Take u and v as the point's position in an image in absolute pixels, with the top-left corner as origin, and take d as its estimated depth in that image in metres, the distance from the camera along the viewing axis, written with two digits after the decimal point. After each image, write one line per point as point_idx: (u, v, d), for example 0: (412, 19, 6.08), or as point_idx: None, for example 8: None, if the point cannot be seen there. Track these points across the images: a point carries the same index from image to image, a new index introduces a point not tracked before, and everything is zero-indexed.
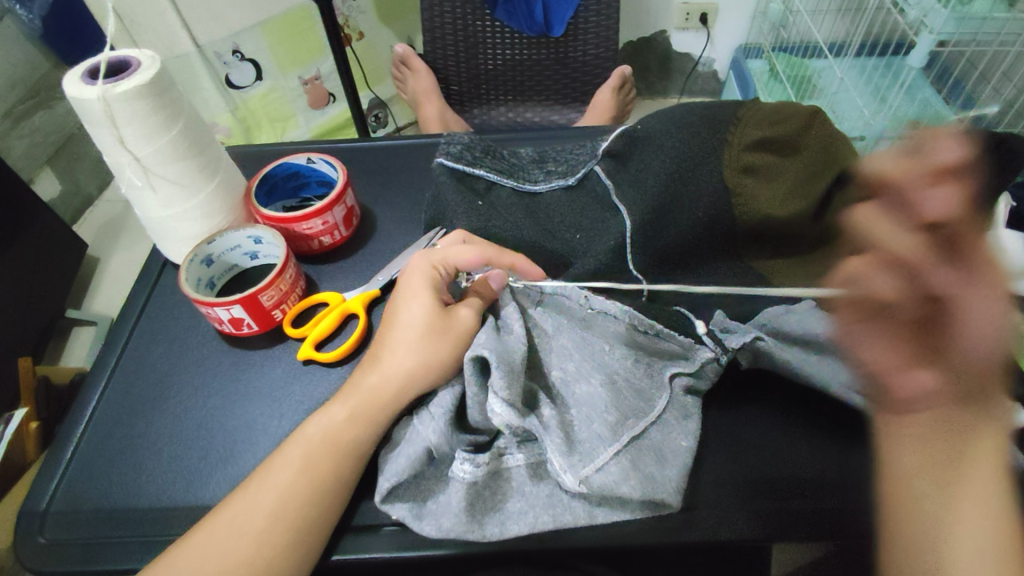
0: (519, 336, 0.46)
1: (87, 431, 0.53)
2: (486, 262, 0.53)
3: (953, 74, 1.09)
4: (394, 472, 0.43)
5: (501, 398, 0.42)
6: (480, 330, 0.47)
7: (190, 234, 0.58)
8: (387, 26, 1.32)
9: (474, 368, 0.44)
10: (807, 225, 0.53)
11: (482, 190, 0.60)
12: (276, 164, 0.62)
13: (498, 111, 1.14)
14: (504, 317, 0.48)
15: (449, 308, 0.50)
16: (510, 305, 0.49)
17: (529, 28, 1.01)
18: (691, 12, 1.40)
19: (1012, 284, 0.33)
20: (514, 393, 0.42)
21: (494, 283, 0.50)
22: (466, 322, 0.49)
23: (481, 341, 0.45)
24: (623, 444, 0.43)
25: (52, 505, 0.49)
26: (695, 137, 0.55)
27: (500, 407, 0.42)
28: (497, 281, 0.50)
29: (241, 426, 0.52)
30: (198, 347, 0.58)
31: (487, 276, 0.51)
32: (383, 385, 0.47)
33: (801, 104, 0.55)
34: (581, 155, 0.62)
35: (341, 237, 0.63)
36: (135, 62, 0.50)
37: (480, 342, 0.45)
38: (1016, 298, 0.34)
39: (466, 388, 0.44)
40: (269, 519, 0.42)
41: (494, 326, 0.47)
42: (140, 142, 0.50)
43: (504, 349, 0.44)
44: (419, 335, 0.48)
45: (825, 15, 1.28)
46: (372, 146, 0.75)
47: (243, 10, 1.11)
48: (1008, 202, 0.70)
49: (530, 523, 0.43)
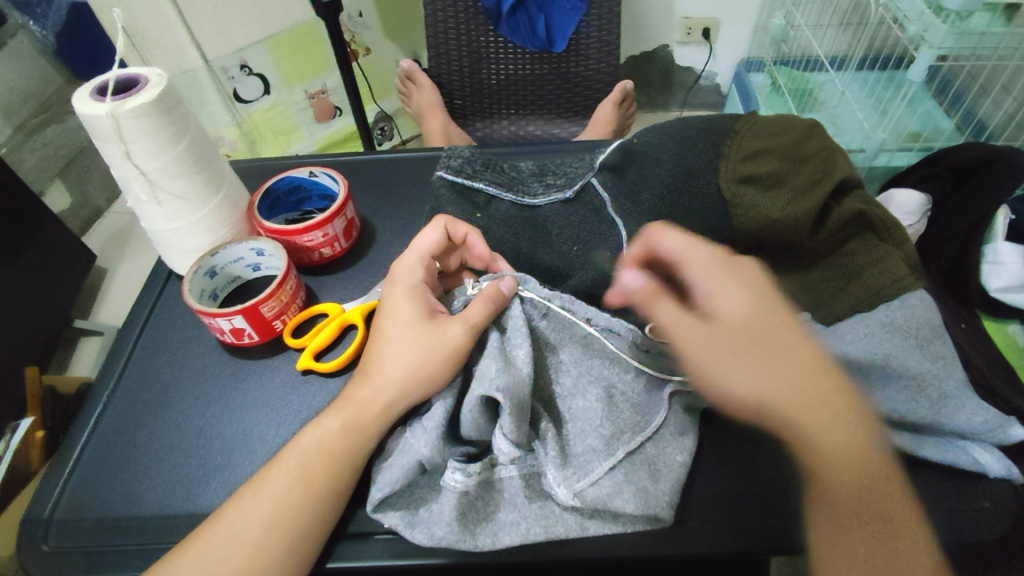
0: (524, 360, 0.45)
1: (90, 439, 0.54)
2: (445, 233, 0.54)
3: (953, 87, 1.10)
4: (387, 482, 0.44)
5: (508, 437, 0.43)
6: (486, 355, 0.45)
7: (195, 247, 0.59)
8: (393, 41, 1.35)
9: (482, 403, 0.43)
10: (804, 234, 0.52)
11: (481, 203, 0.61)
12: (279, 178, 0.64)
13: (500, 124, 1.16)
14: (509, 327, 0.48)
15: (443, 323, 0.48)
16: (515, 307, 0.49)
17: (532, 45, 1.04)
18: (692, 27, 1.42)
19: (795, 366, 0.38)
20: (520, 432, 0.43)
21: (505, 288, 0.49)
22: (459, 334, 0.46)
23: (491, 377, 0.43)
24: (618, 458, 0.44)
25: (56, 513, 0.50)
26: (692, 149, 0.56)
27: (507, 446, 0.43)
28: (508, 285, 0.49)
29: (239, 436, 0.53)
30: (200, 357, 0.58)
31: (496, 281, 0.49)
32: (372, 396, 0.47)
33: (798, 118, 0.56)
34: (578, 167, 0.63)
35: (341, 249, 0.64)
36: (143, 80, 0.51)
37: (490, 378, 0.43)
38: (803, 376, 0.38)
39: (464, 413, 0.44)
40: (266, 527, 0.43)
41: (500, 346, 0.46)
42: (147, 158, 0.51)
43: (513, 380, 0.43)
44: (413, 345, 0.48)
45: (827, 29, 1.29)
46: (375, 159, 0.76)
47: (250, 26, 1.13)
48: (1006, 216, 0.70)
49: (521, 534, 0.43)
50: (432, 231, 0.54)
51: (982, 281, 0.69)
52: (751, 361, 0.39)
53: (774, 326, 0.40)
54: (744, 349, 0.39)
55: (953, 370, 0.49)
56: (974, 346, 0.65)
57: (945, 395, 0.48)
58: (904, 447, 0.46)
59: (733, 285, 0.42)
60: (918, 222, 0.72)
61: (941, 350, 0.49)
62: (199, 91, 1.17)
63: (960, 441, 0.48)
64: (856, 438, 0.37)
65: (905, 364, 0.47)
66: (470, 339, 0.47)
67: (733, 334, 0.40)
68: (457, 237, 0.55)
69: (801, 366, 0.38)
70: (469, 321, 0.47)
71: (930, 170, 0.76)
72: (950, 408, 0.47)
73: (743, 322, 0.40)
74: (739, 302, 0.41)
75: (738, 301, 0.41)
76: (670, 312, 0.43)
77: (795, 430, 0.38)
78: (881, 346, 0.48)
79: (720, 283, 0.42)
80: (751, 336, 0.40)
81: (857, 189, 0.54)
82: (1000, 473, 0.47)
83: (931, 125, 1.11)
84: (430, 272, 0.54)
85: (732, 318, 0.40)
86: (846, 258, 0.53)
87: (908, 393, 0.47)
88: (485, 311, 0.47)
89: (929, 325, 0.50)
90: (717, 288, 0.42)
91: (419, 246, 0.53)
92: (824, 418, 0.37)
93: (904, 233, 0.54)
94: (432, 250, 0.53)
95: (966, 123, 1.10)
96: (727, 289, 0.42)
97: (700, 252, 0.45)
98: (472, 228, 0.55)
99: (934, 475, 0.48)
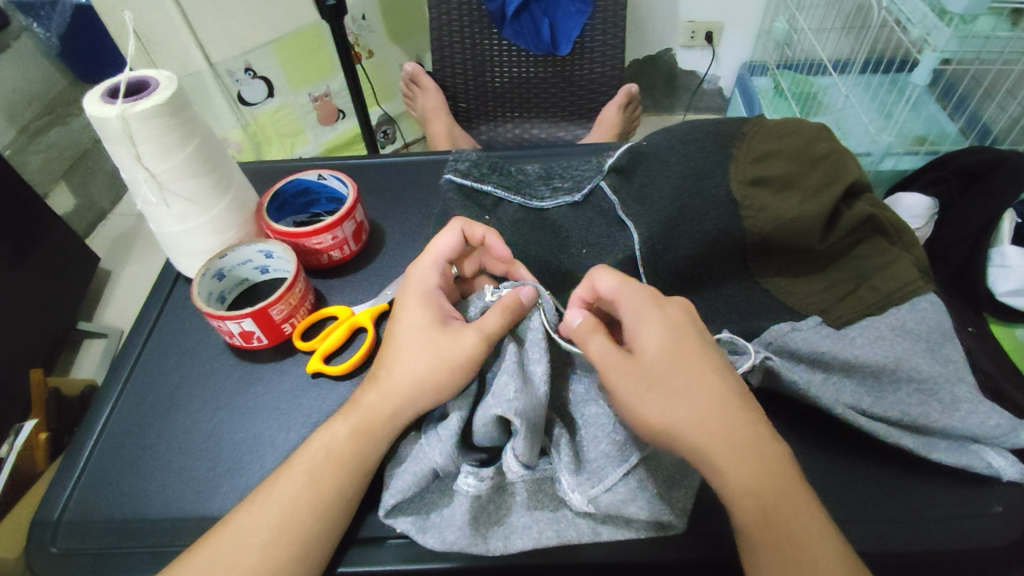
0: (541, 380, 0.45)
1: (99, 442, 0.53)
2: (462, 237, 0.53)
3: (958, 91, 1.10)
4: (399, 488, 0.44)
5: (518, 459, 0.43)
6: (504, 372, 0.44)
7: (203, 249, 0.59)
8: (397, 45, 1.35)
9: (495, 420, 0.43)
10: (815, 237, 0.53)
11: (489, 205, 0.60)
12: (288, 181, 0.64)
13: (505, 128, 1.15)
14: (528, 338, 0.48)
15: (456, 330, 0.47)
16: (534, 319, 0.48)
17: (536, 47, 1.03)
18: (696, 31, 1.43)
19: (714, 394, 0.43)
20: (530, 454, 0.43)
21: (524, 298, 0.48)
22: (471, 344, 0.46)
23: (508, 398, 0.42)
24: (632, 464, 0.43)
25: (64, 516, 0.50)
26: (700, 151, 0.56)
27: (515, 465, 0.44)
28: (529, 295, 0.48)
29: (248, 439, 0.52)
30: (209, 360, 0.58)
31: (517, 289, 0.49)
32: (381, 403, 0.47)
33: (809, 121, 0.56)
34: (587, 170, 0.63)
35: (350, 252, 0.64)
36: (153, 82, 0.51)
37: (507, 399, 0.42)
38: (724, 398, 0.43)
39: (477, 427, 0.43)
40: (275, 533, 0.43)
41: (517, 360, 0.46)
42: (156, 160, 0.51)
43: (530, 402, 0.43)
44: (426, 352, 0.47)
45: (830, 33, 1.29)
46: (382, 161, 0.76)
47: (255, 29, 1.13)
48: (1013, 219, 0.70)
49: (533, 539, 0.43)
50: (449, 235, 0.53)
51: (989, 285, 0.69)
52: (675, 397, 0.42)
53: (690, 362, 0.44)
54: (671, 383, 0.43)
55: (964, 374, 0.49)
56: (981, 349, 0.65)
57: (958, 399, 0.47)
58: (915, 450, 0.47)
59: (656, 323, 0.45)
60: (925, 226, 0.72)
61: (951, 354, 0.50)
62: (203, 94, 1.17)
63: (972, 445, 0.47)
64: (748, 464, 0.41)
65: (916, 367, 0.48)
66: (481, 347, 0.46)
67: (659, 372, 0.43)
68: (474, 240, 0.54)
69: (704, 399, 0.42)
70: (484, 331, 0.46)
71: (936, 174, 0.76)
72: (964, 413, 0.47)
73: (668, 354, 0.44)
74: (663, 338, 0.45)
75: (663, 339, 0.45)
76: (601, 347, 0.44)
77: (696, 454, 0.41)
78: (892, 351, 0.48)
79: (646, 323, 0.45)
80: (675, 371, 0.43)
81: (866, 195, 0.55)
82: (1013, 478, 0.46)
83: (936, 129, 1.11)
84: (444, 276, 0.53)
85: (658, 356, 0.44)
86: (856, 262, 0.54)
87: (920, 396, 0.47)
88: (501, 321, 0.46)
89: (939, 328, 0.50)
90: (643, 326, 0.45)
91: (434, 251, 0.53)
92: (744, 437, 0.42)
93: (913, 236, 0.55)
94: (448, 255, 0.53)
95: (971, 127, 1.10)
96: (651, 329, 0.45)
97: (635, 291, 0.47)
98: (491, 230, 0.54)
99: (945, 478, 0.48)
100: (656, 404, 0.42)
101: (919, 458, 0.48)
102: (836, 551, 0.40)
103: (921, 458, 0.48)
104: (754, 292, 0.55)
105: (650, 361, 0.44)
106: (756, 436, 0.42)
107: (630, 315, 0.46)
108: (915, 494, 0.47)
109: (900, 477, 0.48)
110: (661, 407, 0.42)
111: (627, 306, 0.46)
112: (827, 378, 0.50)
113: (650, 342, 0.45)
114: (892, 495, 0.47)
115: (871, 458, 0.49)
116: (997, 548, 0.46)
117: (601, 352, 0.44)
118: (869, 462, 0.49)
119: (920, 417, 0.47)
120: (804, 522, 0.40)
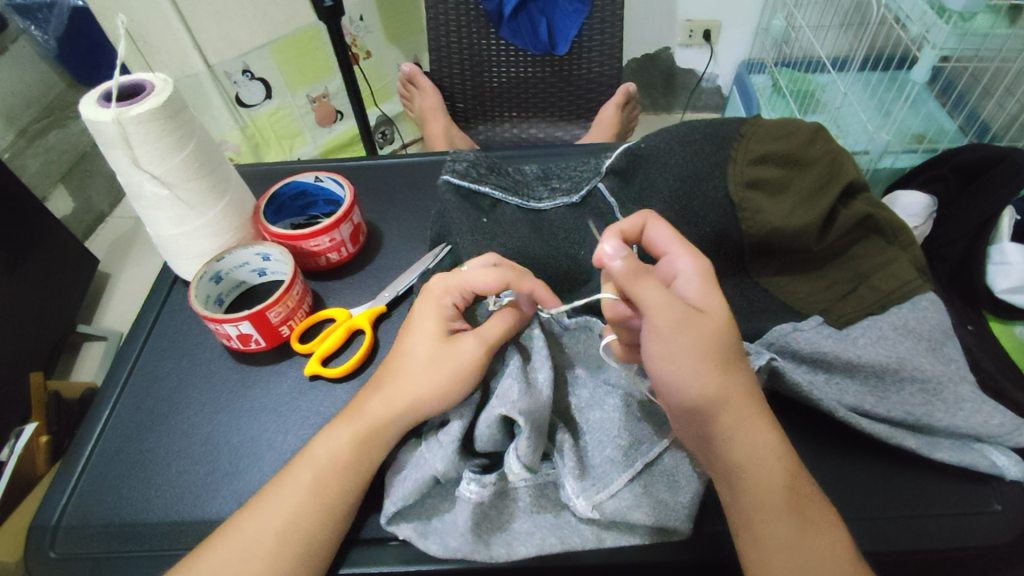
0: (545, 383, 0.45)
1: (96, 447, 0.53)
2: (505, 285, 0.48)
3: (956, 88, 1.10)
4: (401, 495, 0.44)
5: (523, 459, 0.43)
6: (507, 376, 0.45)
7: (199, 252, 0.59)
8: (395, 45, 1.35)
9: (499, 421, 0.43)
10: (812, 239, 0.53)
11: (487, 207, 0.60)
12: (285, 183, 0.64)
13: (502, 128, 1.15)
14: (533, 349, 0.48)
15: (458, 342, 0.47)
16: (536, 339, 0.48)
17: (533, 47, 1.04)
18: (694, 29, 1.43)
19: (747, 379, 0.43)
20: (536, 454, 0.43)
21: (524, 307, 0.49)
22: (471, 355, 0.46)
23: (512, 399, 0.42)
24: (637, 470, 0.43)
25: (62, 520, 0.49)
26: (698, 153, 0.55)
27: (519, 468, 0.43)
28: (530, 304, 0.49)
29: (247, 442, 0.52)
30: (207, 363, 0.58)
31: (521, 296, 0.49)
32: (392, 412, 0.46)
33: (802, 121, 0.55)
34: (584, 170, 0.63)
35: (348, 254, 0.64)
36: (148, 85, 0.51)
37: (510, 399, 0.43)
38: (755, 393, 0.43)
39: (480, 428, 0.44)
40: (280, 541, 0.43)
41: (522, 368, 0.46)
42: (153, 163, 0.51)
43: (534, 402, 0.43)
44: (428, 366, 0.47)
45: (828, 30, 1.29)
46: (379, 163, 0.76)
47: (253, 30, 1.14)
48: (1012, 216, 0.69)
49: (536, 545, 0.43)
50: (485, 278, 0.48)
51: (988, 281, 0.68)
52: (720, 367, 0.42)
53: (736, 336, 0.43)
54: (720, 352, 0.42)
55: (965, 373, 0.50)
56: (980, 346, 0.66)
57: (961, 398, 0.47)
58: (916, 449, 0.47)
59: (711, 290, 0.44)
60: (923, 224, 0.72)
61: (954, 353, 0.50)
62: (201, 94, 1.17)
63: (975, 444, 0.47)
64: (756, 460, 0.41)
65: (919, 367, 0.48)
66: (483, 358, 0.46)
67: (712, 338, 0.42)
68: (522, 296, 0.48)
69: (735, 367, 0.42)
70: (484, 338, 0.47)
71: (933, 171, 0.76)
72: (969, 412, 0.47)
73: (724, 320, 0.43)
74: (718, 306, 0.43)
75: (717, 306, 0.43)
76: (659, 298, 0.41)
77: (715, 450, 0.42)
78: (895, 351, 0.48)
79: (701, 286, 0.44)
80: (724, 342, 0.42)
81: (863, 193, 0.55)
82: (1017, 476, 0.46)
83: (934, 126, 1.11)
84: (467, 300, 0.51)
85: (716, 322, 0.42)
86: (852, 261, 0.54)
87: (923, 396, 0.47)
88: (500, 328, 0.47)
89: (941, 327, 0.50)
90: (701, 290, 0.44)
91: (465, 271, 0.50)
92: (752, 442, 0.42)
93: (910, 233, 0.54)
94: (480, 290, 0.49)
95: (969, 124, 1.10)
96: (698, 282, 0.44)
97: (685, 246, 0.46)
98: (540, 284, 0.49)
99: (947, 477, 0.48)
100: (703, 370, 0.41)
101: (921, 457, 0.47)
102: (837, 554, 0.40)
103: (922, 457, 0.47)
104: (754, 292, 0.55)
105: (707, 323, 0.42)
106: (755, 434, 0.42)
107: (687, 279, 0.45)
108: (915, 492, 0.47)
109: (901, 476, 0.48)
110: (706, 374, 0.41)
111: (686, 268, 0.45)
112: (830, 378, 0.50)
113: (707, 309, 0.43)
114: (893, 493, 0.47)
115: (871, 457, 0.49)
116: (998, 547, 0.46)
117: (663, 303, 0.41)
118: (869, 461, 0.49)
119: (925, 416, 0.47)
120: (803, 520, 0.41)
